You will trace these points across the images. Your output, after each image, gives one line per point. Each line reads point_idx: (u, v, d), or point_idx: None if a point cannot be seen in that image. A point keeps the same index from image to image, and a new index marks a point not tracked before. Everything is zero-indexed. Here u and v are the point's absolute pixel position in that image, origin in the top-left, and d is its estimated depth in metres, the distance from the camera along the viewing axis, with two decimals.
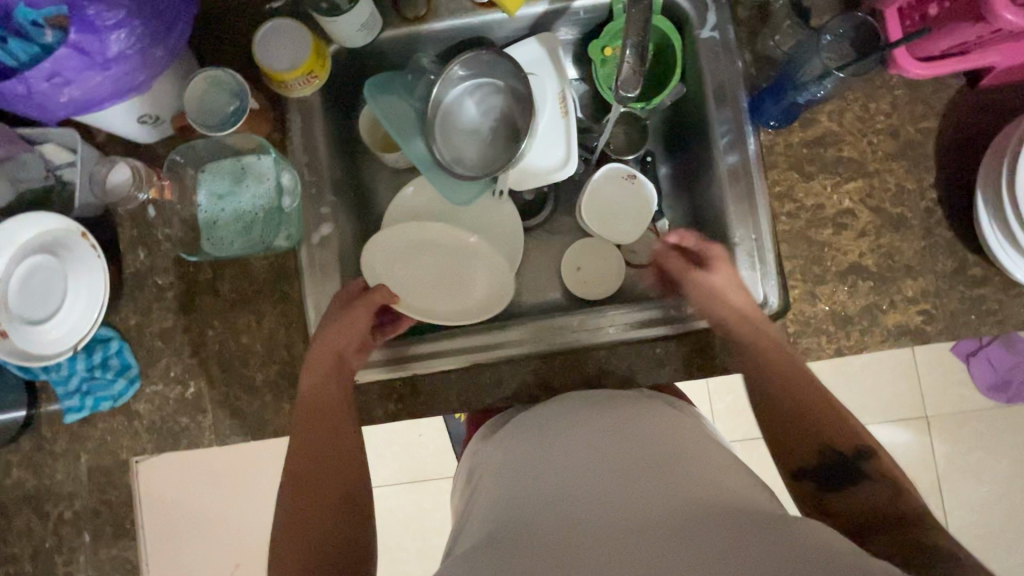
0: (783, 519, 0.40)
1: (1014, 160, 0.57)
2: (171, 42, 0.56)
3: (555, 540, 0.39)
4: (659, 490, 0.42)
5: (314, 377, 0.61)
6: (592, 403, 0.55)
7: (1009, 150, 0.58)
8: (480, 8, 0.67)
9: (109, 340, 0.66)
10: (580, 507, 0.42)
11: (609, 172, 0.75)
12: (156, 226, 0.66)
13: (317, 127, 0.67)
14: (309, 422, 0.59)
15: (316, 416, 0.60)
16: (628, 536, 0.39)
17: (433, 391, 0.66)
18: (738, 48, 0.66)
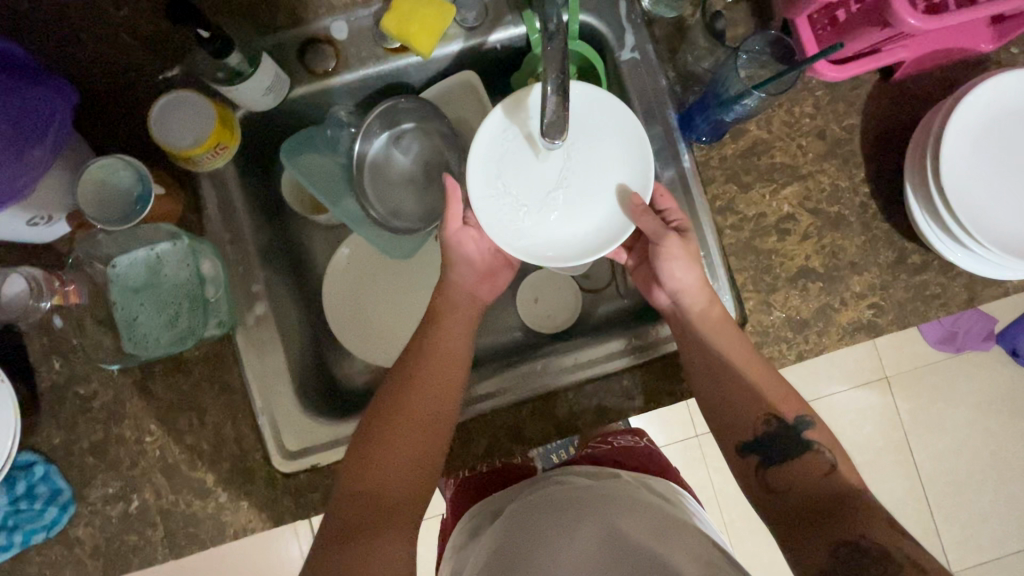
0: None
1: (936, 152, 0.58)
2: (51, 138, 0.51)
3: None
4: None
5: (458, 333, 0.60)
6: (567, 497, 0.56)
7: (930, 142, 0.59)
8: (392, 54, 0.64)
9: (32, 466, 0.59)
10: None
11: None
12: (69, 334, 0.59)
13: (235, 197, 0.63)
14: (427, 373, 0.57)
15: (426, 372, 0.57)
16: None
17: None
18: (660, 67, 0.66)
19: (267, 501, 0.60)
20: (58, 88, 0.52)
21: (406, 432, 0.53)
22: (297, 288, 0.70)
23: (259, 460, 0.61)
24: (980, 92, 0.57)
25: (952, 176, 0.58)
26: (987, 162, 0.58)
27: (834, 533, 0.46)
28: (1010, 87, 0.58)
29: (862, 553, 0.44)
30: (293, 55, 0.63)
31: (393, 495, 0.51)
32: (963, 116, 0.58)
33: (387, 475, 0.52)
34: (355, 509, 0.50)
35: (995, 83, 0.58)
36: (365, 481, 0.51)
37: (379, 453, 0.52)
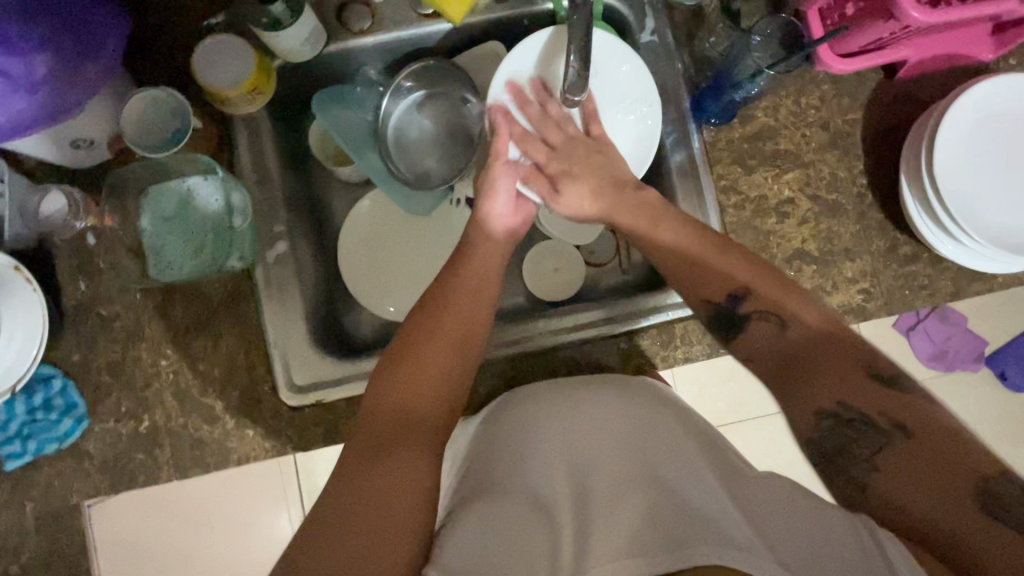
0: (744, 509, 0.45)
1: (930, 147, 0.61)
2: (105, 61, 0.55)
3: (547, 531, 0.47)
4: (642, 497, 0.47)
5: (476, 275, 0.60)
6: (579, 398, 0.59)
7: (925, 138, 0.62)
8: (425, 19, 0.68)
9: (50, 379, 0.62)
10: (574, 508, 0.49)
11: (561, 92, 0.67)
12: (97, 256, 0.62)
13: (265, 141, 0.66)
14: (445, 308, 0.57)
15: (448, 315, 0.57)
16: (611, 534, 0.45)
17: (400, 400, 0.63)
18: (677, 50, 0.69)
19: (272, 430, 0.63)
20: (115, 14, 0.56)
21: (427, 364, 0.53)
22: (314, 236, 0.73)
23: (268, 392, 0.64)
24: (974, 92, 0.61)
25: (944, 170, 0.61)
26: (979, 159, 0.62)
27: (812, 400, 0.47)
28: (1003, 90, 0.62)
29: (846, 424, 0.46)
30: (331, 11, 0.67)
31: (419, 419, 0.51)
32: (958, 115, 0.61)
33: (411, 401, 0.52)
34: (377, 424, 0.50)
35: (988, 86, 0.62)
36: (393, 393, 0.52)
37: (399, 380, 0.52)
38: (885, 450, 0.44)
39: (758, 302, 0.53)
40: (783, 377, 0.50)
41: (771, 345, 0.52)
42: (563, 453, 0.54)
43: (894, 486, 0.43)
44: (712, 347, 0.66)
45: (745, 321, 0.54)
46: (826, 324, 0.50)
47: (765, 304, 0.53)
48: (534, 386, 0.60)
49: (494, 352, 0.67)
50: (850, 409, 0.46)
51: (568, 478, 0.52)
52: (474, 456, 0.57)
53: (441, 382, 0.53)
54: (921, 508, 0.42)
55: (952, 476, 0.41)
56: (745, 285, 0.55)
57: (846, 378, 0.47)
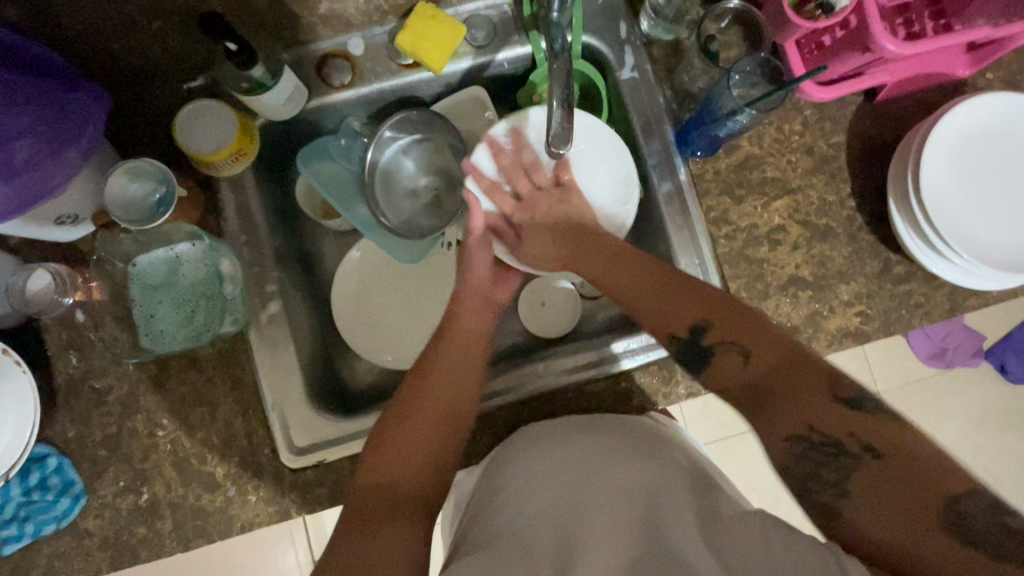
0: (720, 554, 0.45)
1: (915, 171, 0.61)
2: (85, 141, 0.55)
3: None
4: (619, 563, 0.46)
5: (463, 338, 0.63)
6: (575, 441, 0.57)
7: (910, 161, 0.62)
8: (405, 70, 0.68)
9: (46, 457, 0.61)
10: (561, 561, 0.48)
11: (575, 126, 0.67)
12: (88, 330, 0.62)
13: (252, 202, 0.66)
14: (428, 375, 0.59)
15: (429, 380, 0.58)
16: None
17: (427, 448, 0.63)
18: (658, 85, 0.70)
19: (276, 494, 0.62)
20: (93, 94, 0.56)
21: (414, 429, 0.55)
22: (307, 289, 0.73)
23: (269, 455, 0.63)
24: (955, 112, 0.61)
25: (932, 191, 0.61)
26: (964, 177, 0.62)
27: (786, 429, 0.47)
28: (984, 108, 0.62)
29: (816, 449, 0.46)
30: (311, 67, 0.66)
31: (408, 491, 0.52)
32: (939, 137, 0.61)
33: (396, 477, 0.52)
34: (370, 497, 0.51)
35: (968, 107, 0.62)
36: (382, 469, 0.53)
37: (386, 450, 0.54)
38: (854, 472, 0.44)
39: (720, 332, 0.53)
40: (755, 410, 0.50)
41: (740, 377, 0.51)
42: (556, 488, 0.54)
43: (859, 514, 0.43)
44: None
45: (709, 356, 0.53)
46: (776, 352, 0.49)
47: (725, 333, 0.52)
48: (536, 426, 0.61)
49: (493, 400, 0.66)
50: (822, 435, 0.45)
51: (560, 515, 0.52)
52: (478, 498, 0.57)
53: (432, 448, 0.55)
54: (887, 533, 0.41)
55: (908, 505, 0.40)
56: (702, 320, 0.54)
57: (815, 402, 0.46)
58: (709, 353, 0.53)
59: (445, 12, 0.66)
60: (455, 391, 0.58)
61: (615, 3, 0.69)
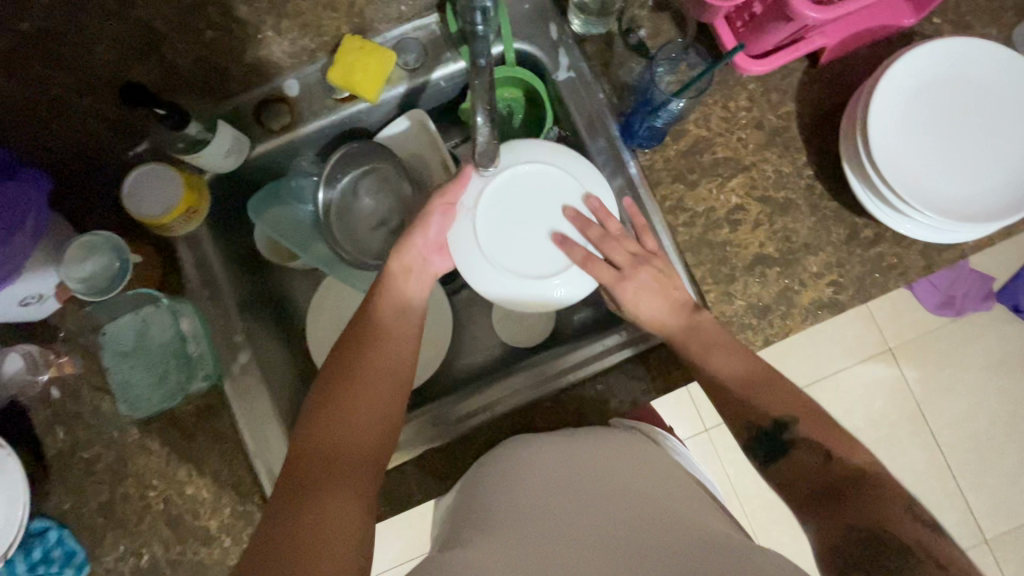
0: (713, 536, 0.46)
1: (864, 131, 0.59)
2: (31, 226, 0.56)
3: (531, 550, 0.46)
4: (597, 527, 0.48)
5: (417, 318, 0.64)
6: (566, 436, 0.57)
7: (858, 123, 0.60)
8: (343, 103, 0.68)
9: (46, 531, 0.62)
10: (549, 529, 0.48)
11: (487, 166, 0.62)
12: (68, 402, 0.63)
13: (212, 256, 0.67)
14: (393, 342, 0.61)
15: (384, 338, 0.60)
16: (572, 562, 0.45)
17: (418, 474, 0.63)
18: (596, 81, 0.69)
19: None
20: (35, 177, 0.57)
21: (364, 399, 0.56)
22: (280, 332, 0.74)
23: (258, 503, 0.63)
24: (898, 66, 0.59)
25: (884, 151, 0.59)
26: (916, 131, 0.60)
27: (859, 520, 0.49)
28: (929, 57, 0.60)
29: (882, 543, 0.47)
30: (250, 115, 0.67)
31: (353, 448, 0.53)
32: (884, 94, 0.59)
33: (348, 438, 0.54)
34: (320, 451, 0.52)
35: (911, 58, 0.60)
36: (331, 425, 0.54)
37: (338, 415, 0.55)
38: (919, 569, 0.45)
39: (806, 432, 0.54)
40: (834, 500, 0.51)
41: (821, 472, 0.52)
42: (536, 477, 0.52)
43: None
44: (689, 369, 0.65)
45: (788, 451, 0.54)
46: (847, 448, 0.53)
47: (813, 433, 0.54)
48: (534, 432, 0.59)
49: (471, 421, 0.66)
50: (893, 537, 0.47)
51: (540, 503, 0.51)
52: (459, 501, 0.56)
53: (382, 410, 0.56)
54: None
55: None
56: (795, 418, 0.55)
57: (888, 506, 0.48)
58: (786, 449, 0.54)
59: (373, 42, 0.66)
60: (404, 353, 0.60)
61: (542, 5, 0.69)
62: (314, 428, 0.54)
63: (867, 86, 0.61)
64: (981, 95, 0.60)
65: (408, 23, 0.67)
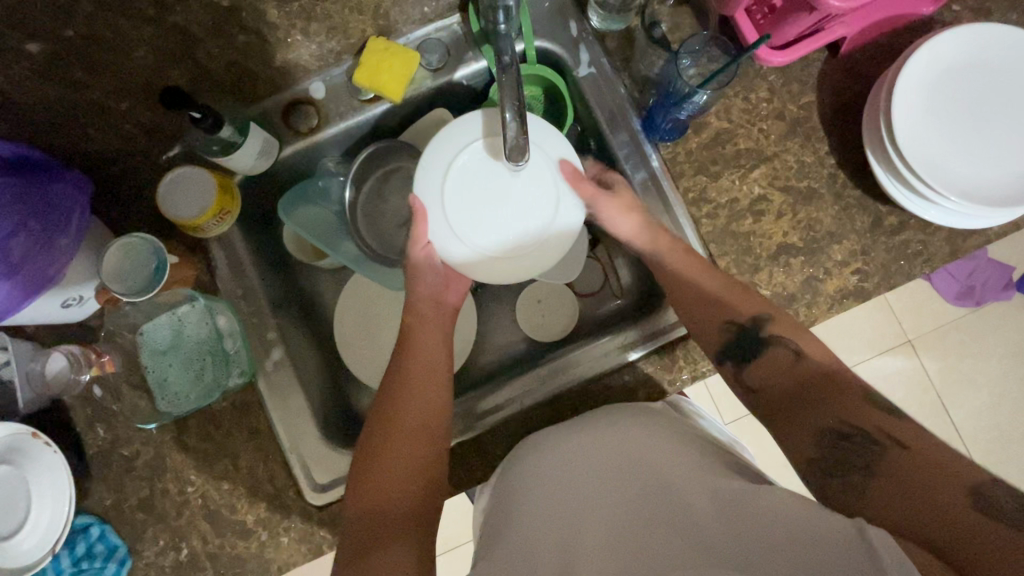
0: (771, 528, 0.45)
1: (888, 120, 0.60)
2: (74, 228, 0.58)
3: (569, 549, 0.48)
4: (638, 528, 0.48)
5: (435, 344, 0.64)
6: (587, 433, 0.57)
7: (882, 111, 0.61)
8: (368, 104, 0.69)
9: (89, 527, 0.64)
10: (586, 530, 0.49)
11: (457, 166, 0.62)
12: (108, 401, 0.65)
13: (243, 256, 0.69)
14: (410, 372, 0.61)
15: (406, 388, 0.60)
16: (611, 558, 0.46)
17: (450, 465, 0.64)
18: (617, 77, 0.70)
19: (306, 533, 0.64)
20: (76, 181, 0.59)
21: (392, 461, 0.55)
22: (309, 330, 0.75)
23: (294, 496, 0.65)
24: (921, 53, 0.60)
25: (908, 137, 0.59)
26: (940, 118, 0.60)
27: (816, 422, 0.50)
28: (951, 44, 0.61)
29: (846, 440, 0.47)
30: (279, 118, 0.68)
31: (394, 510, 0.54)
32: (907, 81, 0.60)
33: (387, 498, 0.54)
34: (366, 516, 0.53)
35: (933, 45, 0.60)
36: (368, 490, 0.54)
37: (371, 471, 0.55)
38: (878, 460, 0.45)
39: (779, 329, 0.56)
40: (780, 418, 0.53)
41: (777, 377, 0.55)
42: (567, 483, 0.53)
43: (890, 482, 0.43)
44: None
45: (758, 354, 0.57)
46: (797, 380, 0.53)
47: (786, 329, 0.56)
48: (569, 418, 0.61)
49: (500, 414, 0.67)
50: (852, 427, 0.47)
51: (571, 504, 0.52)
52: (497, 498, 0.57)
53: (414, 463, 0.56)
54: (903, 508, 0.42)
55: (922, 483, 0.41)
56: (767, 314, 0.58)
57: (854, 407, 0.49)
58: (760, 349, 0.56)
59: (396, 43, 0.67)
60: (427, 396, 0.59)
61: (562, 3, 0.70)
62: (356, 496, 0.54)
63: (890, 74, 0.61)
64: (1005, 81, 0.61)
65: (431, 23, 0.68)
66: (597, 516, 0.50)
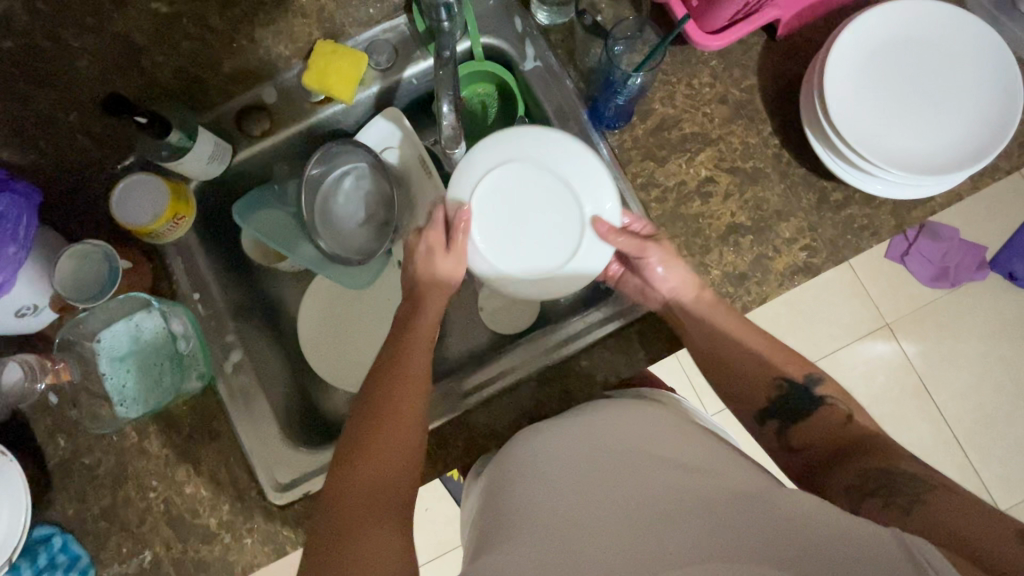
0: (792, 514, 0.43)
1: (822, 97, 0.61)
2: (22, 234, 0.58)
3: (581, 538, 0.44)
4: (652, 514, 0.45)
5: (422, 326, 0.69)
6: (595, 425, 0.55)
7: (816, 89, 0.62)
8: (320, 106, 0.71)
9: (51, 537, 0.63)
10: (599, 517, 0.45)
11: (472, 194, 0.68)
12: (68, 410, 0.65)
13: (200, 260, 0.69)
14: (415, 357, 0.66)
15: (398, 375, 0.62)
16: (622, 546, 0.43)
17: None
18: (563, 69, 0.71)
19: (269, 534, 0.64)
20: (24, 189, 0.59)
21: (380, 441, 0.59)
22: (271, 333, 0.75)
23: (256, 498, 0.64)
24: (849, 30, 0.61)
25: (842, 112, 0.61)
26: (874, 94, 0.62)
27: (868, 466, 0.50)
28: (880, 22, 0.62)
29: (895, 472, 0.48)
30: (231, 124, 0.69)
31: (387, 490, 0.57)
32: (838, 59, 0.61)
33: (379, 481, 0.57)
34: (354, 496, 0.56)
35: (862, 22, 0.61)
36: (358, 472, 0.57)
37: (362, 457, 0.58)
38: (928, 491, 0.45)
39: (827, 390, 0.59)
40: (830, 466, 0.54)
41: (831, 432, 0.57)
42: (576, 470, 0.50)
43: (940, 511, 0.43)
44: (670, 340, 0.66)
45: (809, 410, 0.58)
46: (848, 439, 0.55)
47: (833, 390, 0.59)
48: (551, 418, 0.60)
49: (458, 408, 0.66)
50: (900, 470, 0.48)
51: (578, 493, 0.48)
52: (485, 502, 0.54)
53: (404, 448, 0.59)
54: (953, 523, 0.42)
55: (975, 517, 0.41)
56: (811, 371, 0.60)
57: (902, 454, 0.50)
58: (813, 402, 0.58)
59: (345, 45, 0.69)
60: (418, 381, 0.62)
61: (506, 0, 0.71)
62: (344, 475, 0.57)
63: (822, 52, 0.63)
64: (936, 55, 0.62)
65: (378, 25, 0.70)
66: (609, 502, 0.47)
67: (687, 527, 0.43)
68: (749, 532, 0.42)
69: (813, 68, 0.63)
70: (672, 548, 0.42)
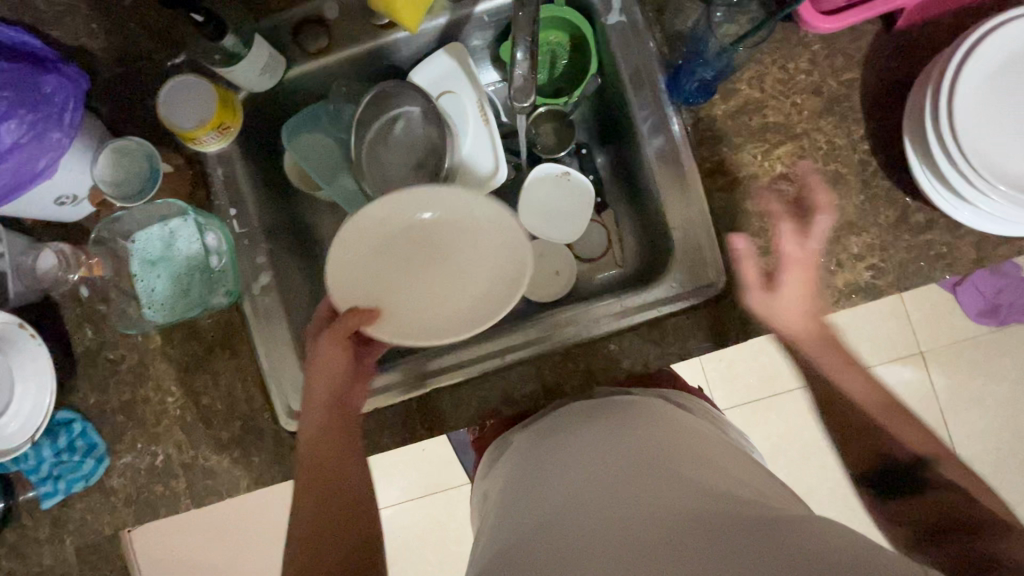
0: (801, 519, 0.39)
1: (937, 88, 0.55)
2: (68, 121, 0.56)
3: (572, 513, 0.43)
4: (652, 494, 0.43)
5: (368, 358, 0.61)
6: (608, 421, 0.55)
7: (933, 75, 0.56)
8: (383, 30, 0.66)
9: (71, 422, 0.65)
10: (593, 493, 0.44)
11: (987, 63, 0.54)
12: (97, 305, 0.65)
13: (240, 173, 0.67)
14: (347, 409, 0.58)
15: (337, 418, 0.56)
16: (616, 521, 0.41)
17: (427, 410, 0.65)
18: (647, 28, 0.65)
19: (276, 456, 0.65)
20: (68, 75, 0.57)
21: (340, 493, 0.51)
22: (302, 262, 0.74)
23: (269, 420, 0.65)
24: (997, 26, 0.54)
25: (965, 120, 0.54)
26: (1010, 101, 0.54)
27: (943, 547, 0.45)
28: None
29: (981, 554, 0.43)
30: (287, 36, 0.66)
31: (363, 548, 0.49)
32: (978, 57, 0.54)
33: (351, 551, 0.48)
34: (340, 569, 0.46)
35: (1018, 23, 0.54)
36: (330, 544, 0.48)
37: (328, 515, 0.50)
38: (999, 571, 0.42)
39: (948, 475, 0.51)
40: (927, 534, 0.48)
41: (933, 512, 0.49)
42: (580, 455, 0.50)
43: None
44: (707, 338, 0.63)
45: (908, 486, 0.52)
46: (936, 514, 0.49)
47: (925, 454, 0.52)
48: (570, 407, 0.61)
49: (483, 366, 0.66)
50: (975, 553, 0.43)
51: (576, 471, 0.48)
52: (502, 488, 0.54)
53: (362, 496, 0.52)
54: None
55: None
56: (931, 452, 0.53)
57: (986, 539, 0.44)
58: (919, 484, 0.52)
59: None
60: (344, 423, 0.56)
61: None
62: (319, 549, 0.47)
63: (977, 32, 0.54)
64: None
65: None
66: (606, 480, 0.46)
67: (683, 512, 0.40)
68: (730, 533, 0.38)
69: (943, 60, 0.55)
70: (651, 532, 0.39)
